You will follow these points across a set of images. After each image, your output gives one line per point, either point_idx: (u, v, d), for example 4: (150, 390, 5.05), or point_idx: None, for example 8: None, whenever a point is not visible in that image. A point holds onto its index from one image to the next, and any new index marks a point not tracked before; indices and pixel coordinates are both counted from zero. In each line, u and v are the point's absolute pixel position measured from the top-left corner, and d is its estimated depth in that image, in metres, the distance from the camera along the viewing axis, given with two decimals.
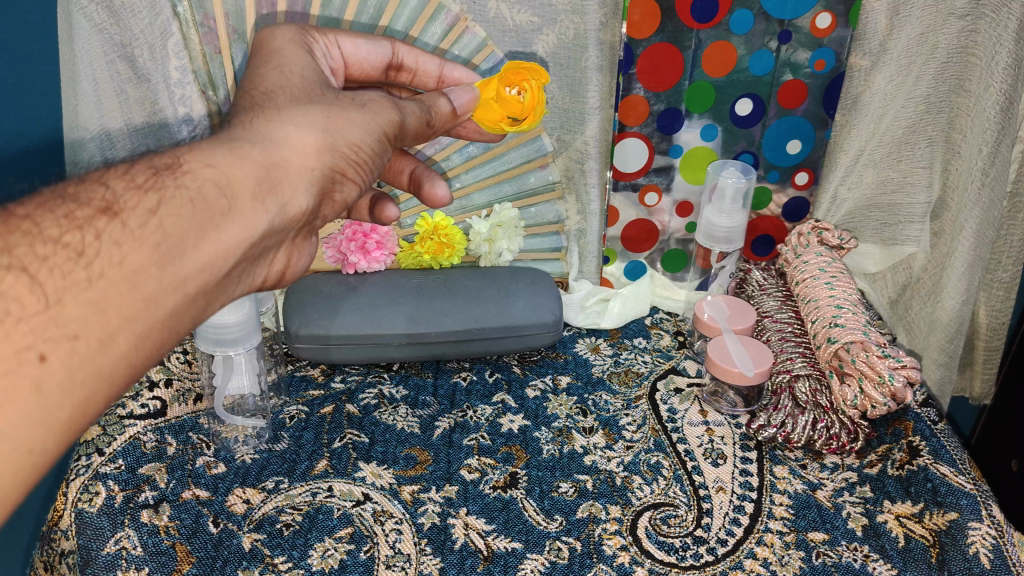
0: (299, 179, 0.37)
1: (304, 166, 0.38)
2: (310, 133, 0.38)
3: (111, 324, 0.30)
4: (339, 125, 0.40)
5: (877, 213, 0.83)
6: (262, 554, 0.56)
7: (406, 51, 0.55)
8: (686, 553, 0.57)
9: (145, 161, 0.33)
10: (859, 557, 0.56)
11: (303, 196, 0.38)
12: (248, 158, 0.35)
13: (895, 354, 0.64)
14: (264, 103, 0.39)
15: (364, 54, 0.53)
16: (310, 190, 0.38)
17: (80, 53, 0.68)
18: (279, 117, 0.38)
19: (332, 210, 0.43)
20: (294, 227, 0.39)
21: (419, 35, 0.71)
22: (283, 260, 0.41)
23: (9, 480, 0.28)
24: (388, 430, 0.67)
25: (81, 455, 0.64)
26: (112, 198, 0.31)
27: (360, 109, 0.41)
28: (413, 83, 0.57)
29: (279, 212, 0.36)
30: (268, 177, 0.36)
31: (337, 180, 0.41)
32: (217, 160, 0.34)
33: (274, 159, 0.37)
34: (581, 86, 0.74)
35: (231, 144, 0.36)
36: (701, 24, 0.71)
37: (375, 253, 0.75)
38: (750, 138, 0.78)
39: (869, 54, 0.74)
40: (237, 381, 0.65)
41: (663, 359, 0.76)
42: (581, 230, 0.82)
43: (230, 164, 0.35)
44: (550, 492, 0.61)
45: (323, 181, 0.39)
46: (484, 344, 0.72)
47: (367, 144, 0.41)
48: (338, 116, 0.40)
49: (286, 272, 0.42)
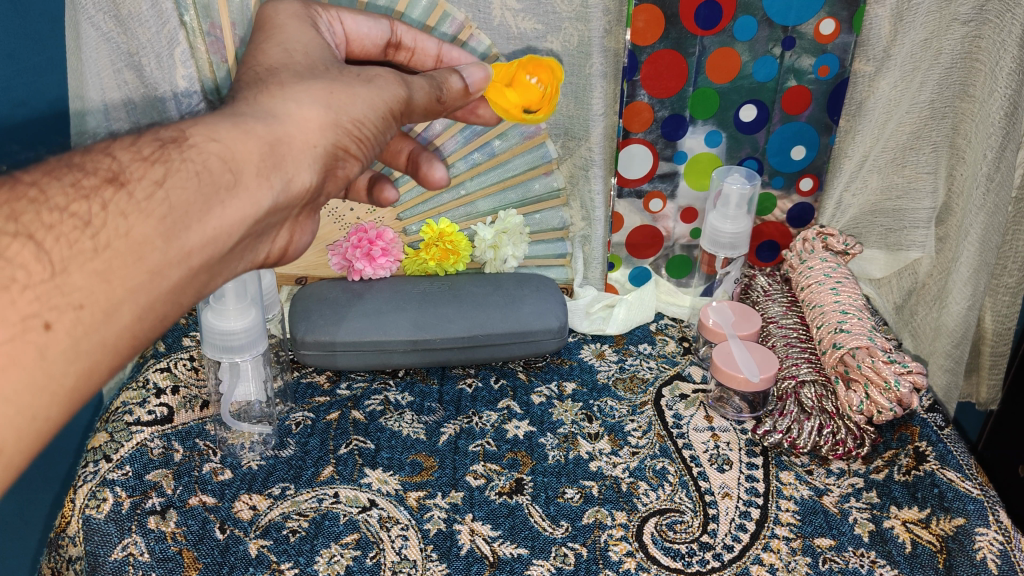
0: (303, 156, 0.37)
1: (308, 141, 0.38)
2: (314, 109, 0.38)
3: (116, 295, 0.30)
4: (343, 101, 0.40)
5: (882, 218, 0.83)
6: (268, 560, 0.56)
7: (405, 30, 0.55)
8: (692, 559, 0.57)
9: (151, 134, 0.33)
10: (866, 563, 0.56)
11: (306, 173, 0.38)
12: (252, 134, 0.35)
13: (902, 359, 0.65)
14: (268, 78, 0.39)
15: (365, 31, 0.53)
16: (313, 166, 0.38)
17: (87, 62, 0.70)
18: (281, 94, 0.38)
19: (335, 186, 0.42)
20: (298, 205, 0.39)
21: (435, 25, 0.71)
22: (286, 237, 0.41)
23: (11, 446, 0.28)
24: (393, 436, 0.67)
25: (87, 462, 0.64)
26: (118, 168, 0.31)
27: (367, 86, 0.41)
28: (411, 62, 0.57)
29: (284, 188, 0.36)
30: (273, 153, 0.36)
31: (340, 157, 0.40)
32: (222, 136, 0.34)
33: (278, 135, 0.36)
34: (585, 92, 0.75)
35: (236, 119, 0.36)
36: (705, 31, 0.72)
37: (381, 261, 0.76)
38: (754, 144, 0.78)
39: (873, 60, 0.75)
40: (243, 388, 0.66)
41: (668, 365, 0.76)
42: (586, 236, 0.83)
43: (234, 139, 0.35)
44: (556, 498, 0.61)
45: (327, 158, 0.39)
46: (490, 350, 0.72)
47: (369, 119, 0.41)
48: (342, 91, 0.40)
49: (288, 249, 0.42)
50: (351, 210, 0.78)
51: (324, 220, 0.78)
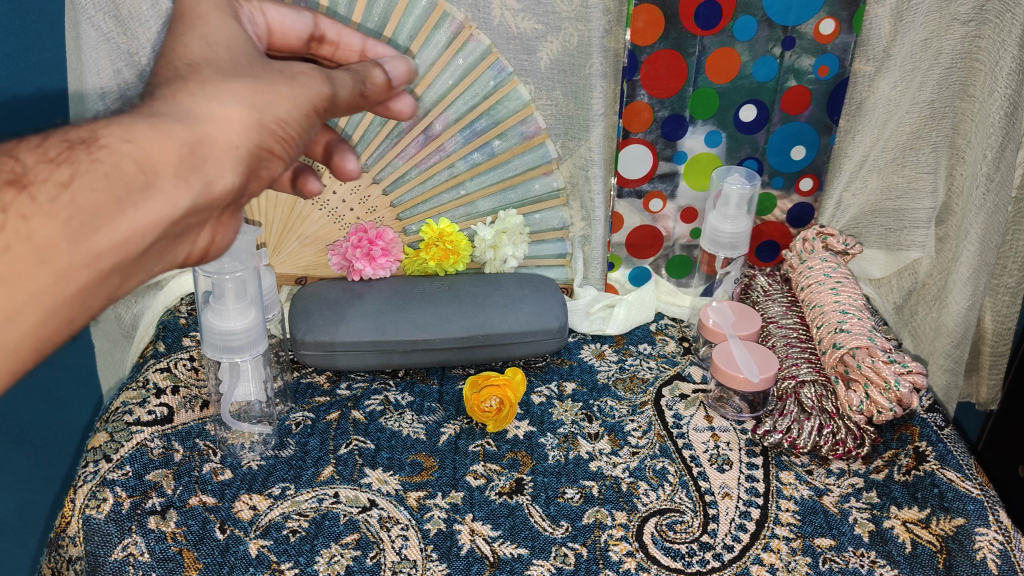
0: (226, 158, 0.35)
1: (231, 142, 0.35)
2: (237, 109, 0.35)
3: (18, 300, 0.30)
4: (268, 100, 0.36)
5: (882, 218, 0.83)
6: (268, 560, 0.56)
7: (329, 22, 0.47)
8: (692, 559, 0.57)
9: (59, 134, 0.32)
10: (866, 563, 0.56)
11: (229, 175, 0.35)
12: (171, 135, 0.33)
13: (901, 359, 0.65)
14: (188, 74, 0.35)
15: (288, 23, 0.45)
16: (237, 168, 0.35)
17: (87, 62, 0.70)
18: (202, 93, 0.34)
19: (259, 188, 0.38)
20: (221, 207, 0.36)
21: (421, 46, 0.71)
22: (209, 236, 0.37)
23: None
24: (393, 436, 0.67)
25: (87, 462, 0.63)
26: (21, 170, 0.30)
27: (291, 83, 0.37)
28: (335, 58, 0.48)
29: (203, 191, 0.34)
30: (193, 154, 0.33)
31: (265, 159, 0.37)
32: (136, 137, 0.32)
33: (199, 136, 0.34)
34: (586, 92, 0.75)
35: (151, 118, 0.33)
36: (706, 31, 0.72)
37: (381, 261, 0.76)
38: (753, 144, 0.78)
39: (873, 60, 0.75)
40: (243, 388, 0.66)
41: (668, 365, 0.76)
42: (586, 236, 0.83)
43: (150, 140, 0.32)
44: (556, 499, 0.61)
45: (251, 160, 0.36)
46: (490, 349, 0.72)
47: (297, 120, 0.37)
48: (268, 90, 0.36)
49: (211, 251, 0.38)
50: (351, 210, 0.78)
51: (325, 220, 0.78)
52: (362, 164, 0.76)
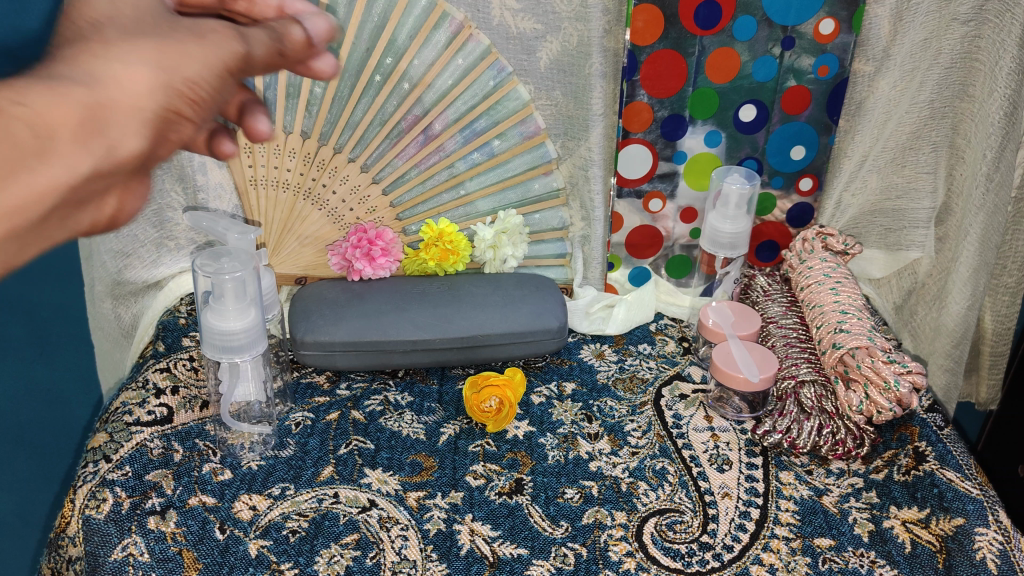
0: (129, 121, 0.33)
1: (135, 105, 0.33)
2: (142, 71, 0.33)
3: None
4: (175, 61, 0.34)
5: (881, 218, 0.83)
6: (268, 560, 0.56)
7: None
8: (692, 559, 0.57)
9: None
10: (866, 564, 0.56)
11: (134, 140, 0.33)
12: (69, 97, 0.30)
13: (901, 359, 0.65)
14: (89, 35, 0.33)
15: None
16: (143, 132, 0.33)
17: None
18: (105, 54, 0.32)
19: (168, 151, 0.37)
20: (126, 173, 0.34)
21: (421, 46, 0.71)
22: (116, 203, 0.36)
23: None
24: (393, 436, 0.67)
25: (87, 462, 0.63)
26: None
27: (200, 44, 0.35)
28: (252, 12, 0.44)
29: (106, 155, 0.32)
30: (93, 118, 0.31)
31: (172, 122, 0.35)
32: (30, 99, 0.29)
33: (100, 99, 0.31)
34: (586, 92, 0.75)
35: (48, 80, 0.30)
36: (705, 30, 0.72)
37: (381, 261, 0.76)
38: (753, 144, 0.78)
39: (872, 60, 0.75)
40: (243, 388, 0.66)
41: (668, 365, 0.76)
42: (586, 236, 0.83)
43: (45, 102, 0.29)
44: (556, 498, 0.61)
45: (157, 123, 0.34)
46: (490, 350, 0.72)
47: (207, 82, 0.35)
48: (173, 49, 0.34)
49: (117, 218, 0.36)
50: (350, 211, 0.78)
51: (325, 220, 0.78)
52: (362, 164, 0.76)
